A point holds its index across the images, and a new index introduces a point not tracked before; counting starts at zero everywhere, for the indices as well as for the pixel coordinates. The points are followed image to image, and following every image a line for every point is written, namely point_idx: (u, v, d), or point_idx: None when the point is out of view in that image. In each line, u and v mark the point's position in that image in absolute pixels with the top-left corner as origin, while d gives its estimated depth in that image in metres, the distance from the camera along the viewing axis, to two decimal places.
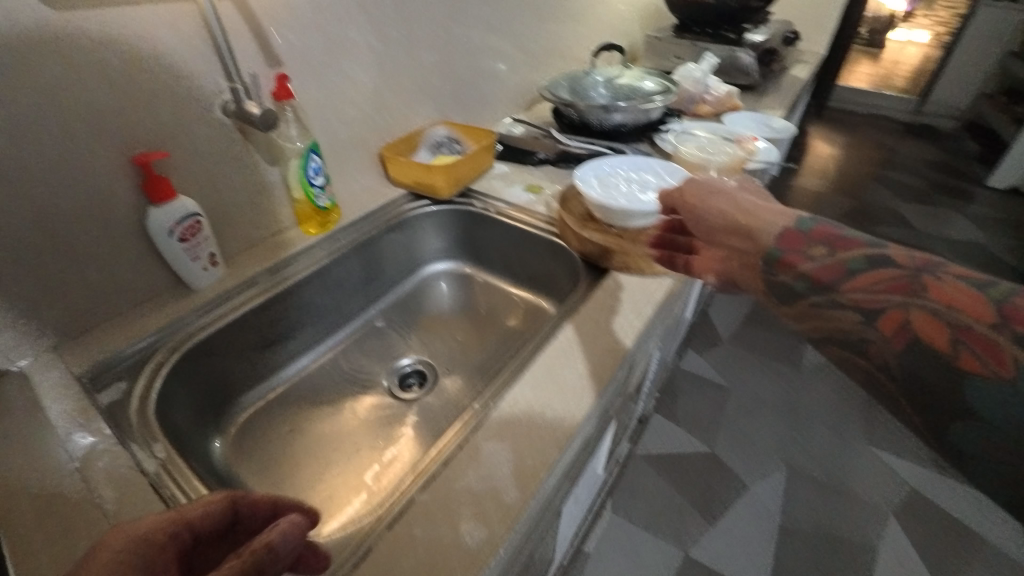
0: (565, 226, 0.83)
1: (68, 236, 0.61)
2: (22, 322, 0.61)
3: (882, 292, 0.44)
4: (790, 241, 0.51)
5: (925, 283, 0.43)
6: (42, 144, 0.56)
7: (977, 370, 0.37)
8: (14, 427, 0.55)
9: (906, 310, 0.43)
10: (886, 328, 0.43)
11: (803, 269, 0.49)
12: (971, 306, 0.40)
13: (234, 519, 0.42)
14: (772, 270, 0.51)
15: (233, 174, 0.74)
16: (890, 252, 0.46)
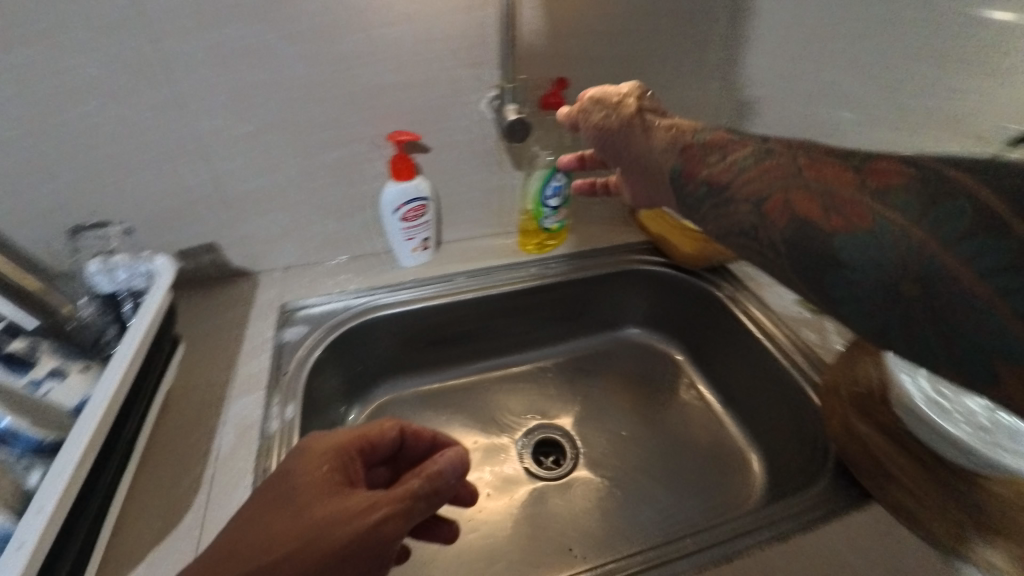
0: (830, 388, 0.56)
1: (322, 186, 0.68)
2: (269, 244, 0.71)
3: (756, 171, 0.43)
4: (691, 156, 0.47)
5: (801, 163, 0.41)
6: (325, 104, 0.62)
7: (851, 224, 0.36)
8: (226, 327, 0.65)
9: (786, 190, 0.40)
10: (771, 211, 0.41)
11: (701, 175, 0.46)
12: (836, 181, 0.38)
13: (404, 446, 0.49)
14: (679, 181, 0.48)
15: (475, 169, 0.72)
16: (740, 138, 0.46)
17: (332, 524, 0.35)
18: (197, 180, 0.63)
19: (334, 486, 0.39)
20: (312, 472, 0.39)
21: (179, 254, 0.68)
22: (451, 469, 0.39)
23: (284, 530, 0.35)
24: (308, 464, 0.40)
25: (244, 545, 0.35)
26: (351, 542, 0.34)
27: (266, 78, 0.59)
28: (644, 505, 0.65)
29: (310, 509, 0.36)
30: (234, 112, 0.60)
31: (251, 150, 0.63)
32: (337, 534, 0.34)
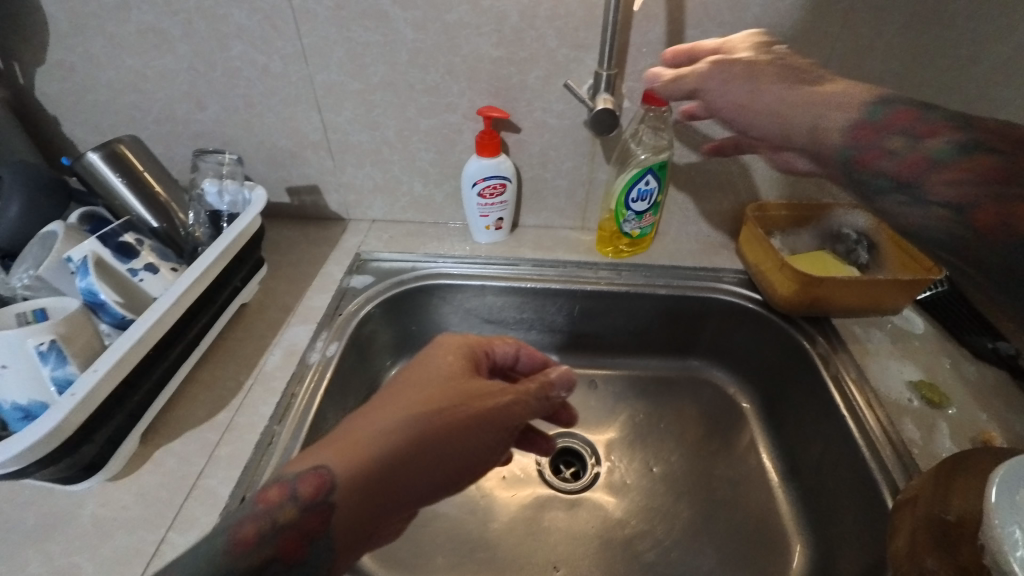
0: (908, 503, 0.44)
1: (414, 149, 0.71)
2: (362, 195, 0.77)
3: (904, 148, 0.39)
4: (859, 131, 0.42)
5: (935, 126, 0.39)
6: (426, 71, 0.64)
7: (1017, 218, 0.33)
8: (308, 261, 0.73)
9: (928, 158, 0.38)
10: (946, 195, 0.36)
11: (879, 167, 0.40)
12: (996, 168, 0.35)
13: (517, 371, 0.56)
14: (848, 168, 0.42)
15: (564, 157, 0.69)
16: (901, 102, 0.41)
17: (473, 402, 0.42)
18: (310, 126, 0.70)
19: (468, 375, 0.45)
20: (440, 365, 0.45)
21: (289, 190, 0.77)
22: (560, 383, 0.48)
23: (433, 397, 0.41)
24: (447, 354, 0.46)
25: (395, 403, 0.40)
26: (490, 414, 0.43)
27: (375, 40, 0.62)
28: (651, 551, 0.60)
29: (451, 390, 0.42)
30: (347, 69, 0.64)
31: (356, 106, 0.67)
32: (478, 408, 0.42)
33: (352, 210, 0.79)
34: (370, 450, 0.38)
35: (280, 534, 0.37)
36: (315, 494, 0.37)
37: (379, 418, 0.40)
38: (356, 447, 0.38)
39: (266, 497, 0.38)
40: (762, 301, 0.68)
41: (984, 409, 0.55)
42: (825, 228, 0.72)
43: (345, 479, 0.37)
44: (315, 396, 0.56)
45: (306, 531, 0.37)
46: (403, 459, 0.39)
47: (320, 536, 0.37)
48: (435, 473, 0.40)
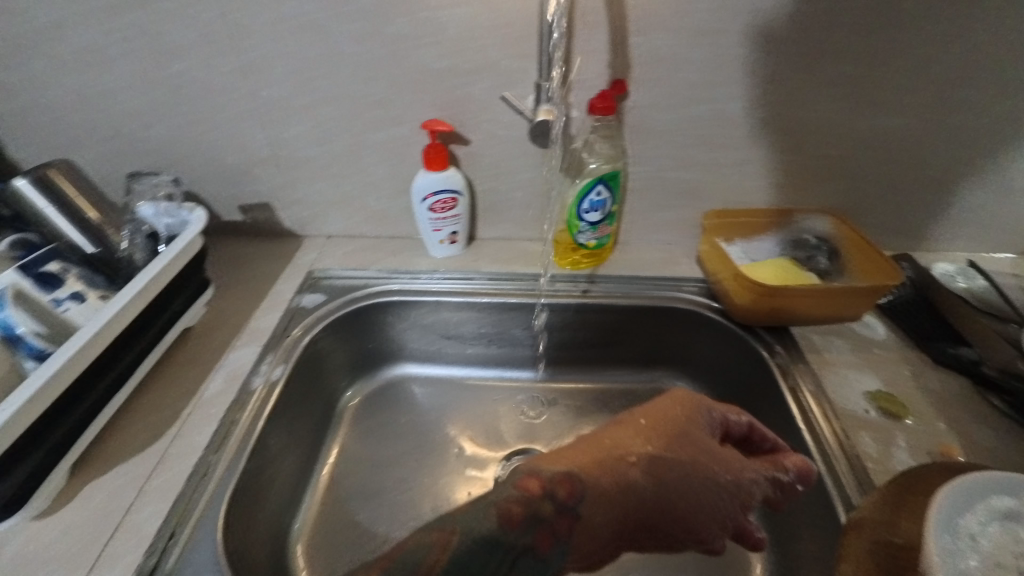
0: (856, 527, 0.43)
1: (364, 164, 0.69)
2: (317, 212, 0.75)
3: None
4: None
5: None
6: (371, 85, 0.62)
7: None
8: (258, 280, 0.71)
9: None
10: None
11: None
12: None
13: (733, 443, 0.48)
14: None
15: (517, 169, 0.68)
16: None
17: (718, 463, 0.43)
18: (257, 143, 0.68)
19: (702, 447, 0.43)
20: (709, 423, 0.46)
21: (242, 207, 0.75)
22: (794, 470, 0.45)
23: (668, 439, 0.43)
24: (672, 406, 0.46)
25: (651, 448, 0.42)
26: (710, 470, 0.42)
27: (316, 54, 0.60)
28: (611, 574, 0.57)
29: (678, 443, 0.43)
30: (290, 84, 0.63)
31: (303, 122, 0.66)
32: (711, 472, 0.42)
33: (307, 227, 0.77)
34: (604, 510, 0.39)
35: (537, 525, 0.38)
36: (568, 497, 0.39)
37: (628, 439, 0.43)
38: (613, 489, 0.40)
39: (525, 485, 0.39)
40: (723, 311, 0.67)
41: (944, 419, 0.54)
42: (787, 233, 0.70)
43: (592, 495, 0.39)
44: (255, 422, 0.55)
45: (557, 531, 0.39)
46: (650, 506, 0.40)
47: (563, 540, 0.39)
48: (671, 509, 0.41)
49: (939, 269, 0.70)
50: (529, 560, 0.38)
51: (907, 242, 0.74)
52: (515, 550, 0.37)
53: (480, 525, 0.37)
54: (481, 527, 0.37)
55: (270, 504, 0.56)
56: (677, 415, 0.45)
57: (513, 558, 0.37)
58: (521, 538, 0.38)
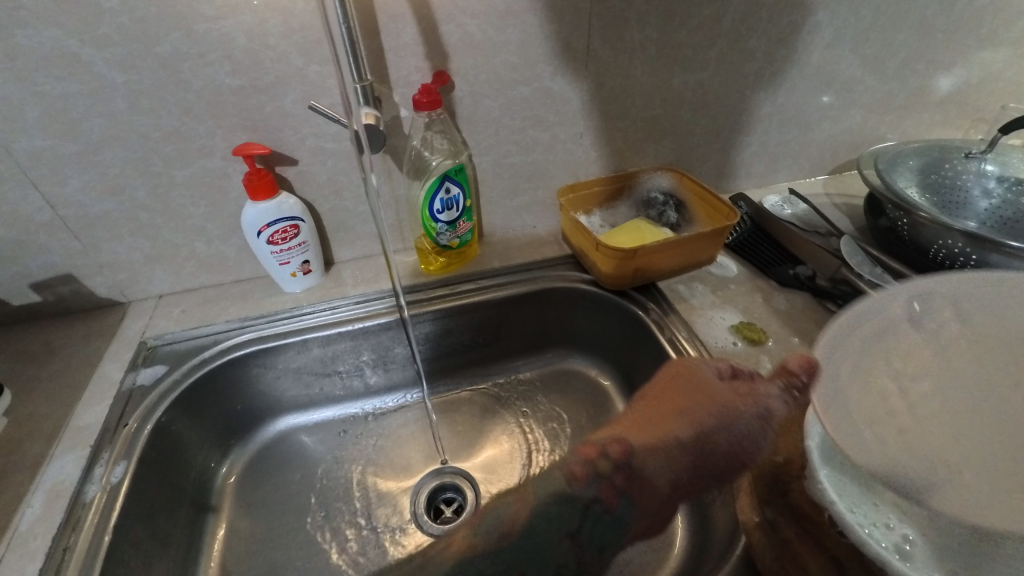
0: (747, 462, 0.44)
1: (178, 206, 0.60)
2: (135, 271, 0.64)
3: None
4: None
5: None
6: (159, 115, 0.54)
7: None
8: (76, 367, 0.59)
9: None
10: None
11: None
12: None
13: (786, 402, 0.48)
14: None
15: (358, 181, 0.63)
16: None
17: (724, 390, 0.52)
18: (30, 206, 0.56)
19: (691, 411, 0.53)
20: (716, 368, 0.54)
21: (34, 286, 0.62)
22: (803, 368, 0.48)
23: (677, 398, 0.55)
24: (684, 366, 0.58)
25: (674, 405, 0.55)
26: (724, 403, 0.50)
27: (76, 89, 0.51)
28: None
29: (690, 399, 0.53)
30: (53, 131, 0.53)
31: (85, 171, 0.56)
32: (722, 400, 0.51)
33: (129, 292, 0.66)
34: (650, 466, 0.52)
35: (599, 481, 0.51)
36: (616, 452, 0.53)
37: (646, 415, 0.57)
38: (644, 452, 0.53)
39: (582, 452, 0.54)
40: (595, 281, 0.68)
41: (797, 334, 0.59)
42: (637, 195, 0.74)
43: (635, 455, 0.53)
44: (99, 536, 0.45)
45: (617, 486, 0.51)
46: (688, 450, 0.51)
47: (623, 496, 0.51)
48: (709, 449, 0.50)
49: (769, 202, 0.78)
50: (597, 512, 0.49)
51: (735, 182, 0.82)
52: (583, 507, 0.49)
53: (549, 490, 0.51)
54: (555, 487, 0.51)
55: None
56: (689, 365, 0.56)
57: (581, 510, 0.49)
58: (587, 493, 0.50)
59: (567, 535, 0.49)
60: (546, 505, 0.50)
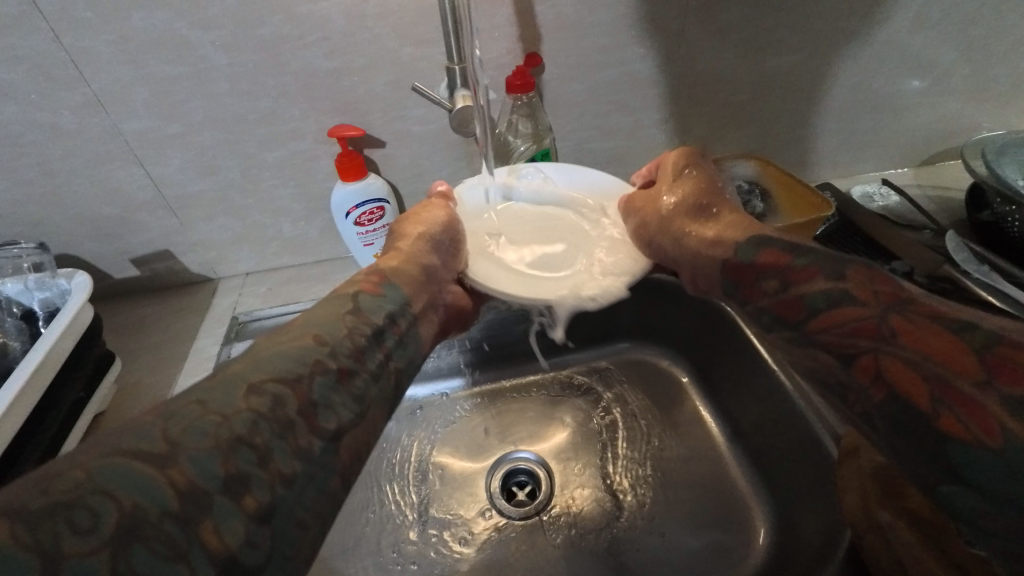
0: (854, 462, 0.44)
1: (268, 187, 0.61)
2: (224, 250, 0.66)
3: (849, 335, 0.36)
4: (784, 307, 0.41)
5: (893, 325, 0.34)
6: (257, 98, 0.55)
7: (956, 431, 0.29)
8: (175, 340, 0.62)
9: (875, 356, 0.34)
10: (861, 373, 0.35)
11: (761, 304, 0.43)
12: (862, 329, 0.35)
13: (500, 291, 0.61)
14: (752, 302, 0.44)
15: (441, 165, 0.63)
16: (847, 287, 0.38)
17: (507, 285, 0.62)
18: (134, 185, 0.59)
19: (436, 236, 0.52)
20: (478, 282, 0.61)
21: (134, 261, 0.65)
22: None
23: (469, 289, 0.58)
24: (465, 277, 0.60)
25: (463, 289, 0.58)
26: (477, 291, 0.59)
27: (181, 71, 0.52)
28: (616, 541, 0.58)
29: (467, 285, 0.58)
30: (158, 111, 0.54)
31: (184, 151, 0.57)
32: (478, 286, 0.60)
33: (217, 270, 0.68)
34: (415, 260, 0.49)
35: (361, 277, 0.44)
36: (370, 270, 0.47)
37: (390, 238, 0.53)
38: (397, 253, 0.49)
39: (364, 280, 0.44)
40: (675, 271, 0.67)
41: None
42: None
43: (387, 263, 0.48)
44: None
45: (377, 279, 0.44)
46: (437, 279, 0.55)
47: (388, 282, 0.44)
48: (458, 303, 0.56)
49: (858, 192, 0.75)
50: (366, 298, 0.41)
51: (820, 170, 0.78)
52: (354, 297, 0.41)
53: (329, 322, 0.38)
54: (334, 309, 0.39)
55: None
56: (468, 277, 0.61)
57: (353, 309, 0.39)
58: (372, 303, 0.41)
59: (352, 312, 0.39)
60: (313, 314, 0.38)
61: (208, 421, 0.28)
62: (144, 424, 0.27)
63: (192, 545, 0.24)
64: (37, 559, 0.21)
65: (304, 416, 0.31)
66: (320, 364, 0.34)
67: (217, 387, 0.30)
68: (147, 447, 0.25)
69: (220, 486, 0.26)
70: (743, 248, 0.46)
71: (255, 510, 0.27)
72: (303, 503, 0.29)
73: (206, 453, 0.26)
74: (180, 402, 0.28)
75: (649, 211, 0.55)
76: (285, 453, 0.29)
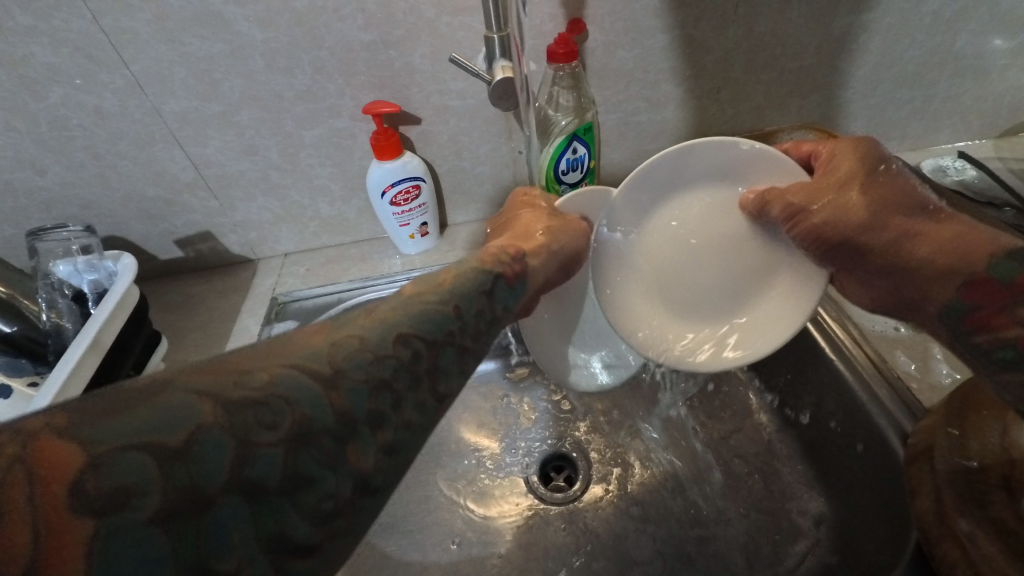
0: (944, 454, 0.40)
1: (306, 166, 0.61)
2: (264, 230, 0.67)
3: None
4: None
5: None
6: (293, 75, 0.54)
7: None
8: (218, 318, 0.63)
9: None
10: None
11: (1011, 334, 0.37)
12: None
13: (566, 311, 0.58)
14: (963, 326, 0.39)
15: (480, 142, 0.61)
16: None
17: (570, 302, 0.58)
18: (177, 166, 0.59)
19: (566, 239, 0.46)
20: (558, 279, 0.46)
21: (178, 242, 0.66)
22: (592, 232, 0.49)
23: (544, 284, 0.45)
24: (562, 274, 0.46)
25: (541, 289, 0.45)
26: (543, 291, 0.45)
27: (219, 49, 0.51)
28: (657, 533, 0.56)
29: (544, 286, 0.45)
30: (197, 91, 0.54)
31: (224, 131, 0.57)
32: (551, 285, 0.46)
33: (258, 250, 0.69)
34: (547, 261, 0.44)
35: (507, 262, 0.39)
36: (517, 253, 0.41)
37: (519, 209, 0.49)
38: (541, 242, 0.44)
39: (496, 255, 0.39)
40: None
41: None
42: None
43: (531, 254, 0.43)
44: None
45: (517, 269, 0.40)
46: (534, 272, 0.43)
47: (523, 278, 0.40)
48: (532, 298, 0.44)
49: (930, 165, 0.69)
50: (503, 286, 0.38)
51: (890, 142, 0.71)
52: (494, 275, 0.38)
53: (476, 298, 0.35)
54: (478, 279, 0.36)
55: None
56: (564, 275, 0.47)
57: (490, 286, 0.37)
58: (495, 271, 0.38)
59: (488, 293, 0.36)
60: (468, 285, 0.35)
61: (366, 355, 0.28)
62: (313, 344, 0.28)
63: (341, 459, 0.25)
64: (234, 441, 0.23)
65: (429, 377, 0.30)
66: (450, 334, 0.32)
67: (374, 327, 0.29)
68: (318, 367, 0.27)
69: (366, 416, 0.27)
70: (998, 264, 0.38)
71: (384, 444, 0.27)
72: (413, 444, 0.29)
73: (361, 387, 0.27)
74: (342, 332, 0.29)
75: (844, 198, 0.42)
76: (412, 405, 0.29)
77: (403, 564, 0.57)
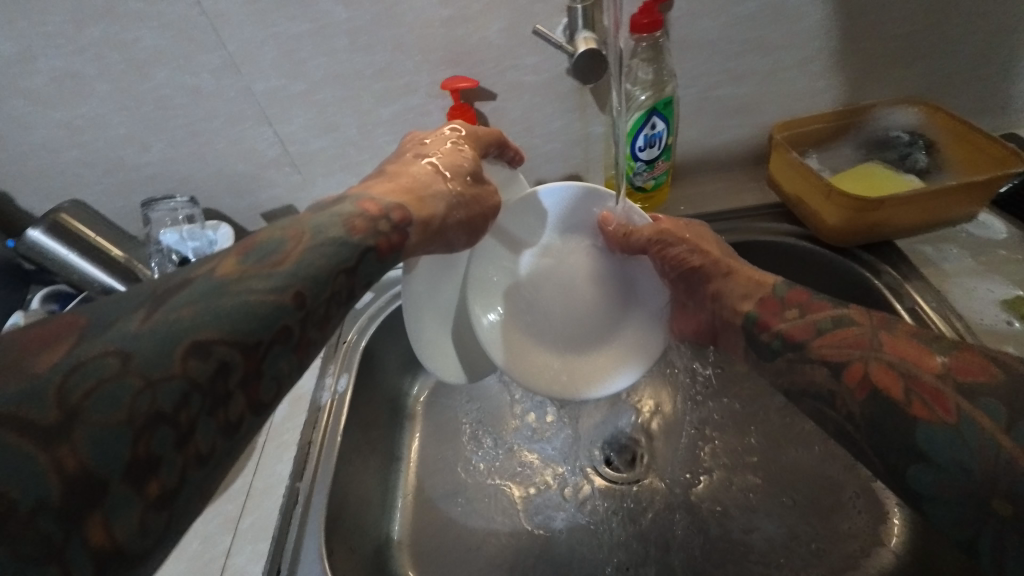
0: None
1: (382, 143, 0.63)
2: None
3: (847, 348, 0.39)
4: (794, 327, 0.43)
5: (880, 340, 0.38)
6: (374, 52, 0.55)
7: (925, 415, 0.32)
8: None
9: (866, 363, 0.37)
10: (850, 379, 0.37)
11: (777, 328, 0.44)
12: (909, 354, 0.36)
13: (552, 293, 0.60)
14: (752, 329, 0.46)
15: (552, 117, 0.60)
16: (847, 311, 0.41)
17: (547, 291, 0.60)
18: (264, 143, 0.63)
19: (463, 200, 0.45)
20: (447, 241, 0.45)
21: (264, 215, 0.70)
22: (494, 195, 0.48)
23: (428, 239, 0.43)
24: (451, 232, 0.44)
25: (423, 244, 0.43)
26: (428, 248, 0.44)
27: (305, 28, 0.53)
28: (721, 518, 0.55)
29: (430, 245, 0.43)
30: (284, 70, 0.56)
31: (307, 109, 0.60)
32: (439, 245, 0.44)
33: None
34: (435, 224, 0.42)
35: (378, 232, 0.36)
36: (402, 222, 0.38)
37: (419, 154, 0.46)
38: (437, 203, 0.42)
39: (369, 210, 0.37)
40: (810, 235, 0.60)
41: None
42: (867, 133, 0.62)
43: (417, 224, 0.40)
44: (332, 438, 0.54)
45: (393, 238, 0.37)
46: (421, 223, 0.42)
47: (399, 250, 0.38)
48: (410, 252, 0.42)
49: None
50: (370, 259, 0.35)
51: None
52: (359, 249, 0.34)
53: (325, 277, 0.32)
54: (333, 242, 0.33)
55: (370, 522, 0.56)
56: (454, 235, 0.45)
57: (353, 263, 0.34)
58: (363, 241, 0.35)
59: (347, 270, 0.33)
60: (321, 247, 0.32)
61: (125, 383, 0.23)
62: (39, 377, 0.22)
63: (73, 538, 0.21)
64: None
65: (243, 391, 0.27)
66: (285, 331, 0.29)
67: (151, 338, 0.25)
68: (35, 418, 0.21)
69: (121, 470, 0.23)
70: (778, 286, 0.47)
71: (156, 495, 0.24)
72: (207, 478, 0.26)
73: (113, 433, 0.23)
74: (86, 353, 0.24)
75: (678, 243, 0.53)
76: (212, 429, 0.26)
77: (466, 529, 0.59)
